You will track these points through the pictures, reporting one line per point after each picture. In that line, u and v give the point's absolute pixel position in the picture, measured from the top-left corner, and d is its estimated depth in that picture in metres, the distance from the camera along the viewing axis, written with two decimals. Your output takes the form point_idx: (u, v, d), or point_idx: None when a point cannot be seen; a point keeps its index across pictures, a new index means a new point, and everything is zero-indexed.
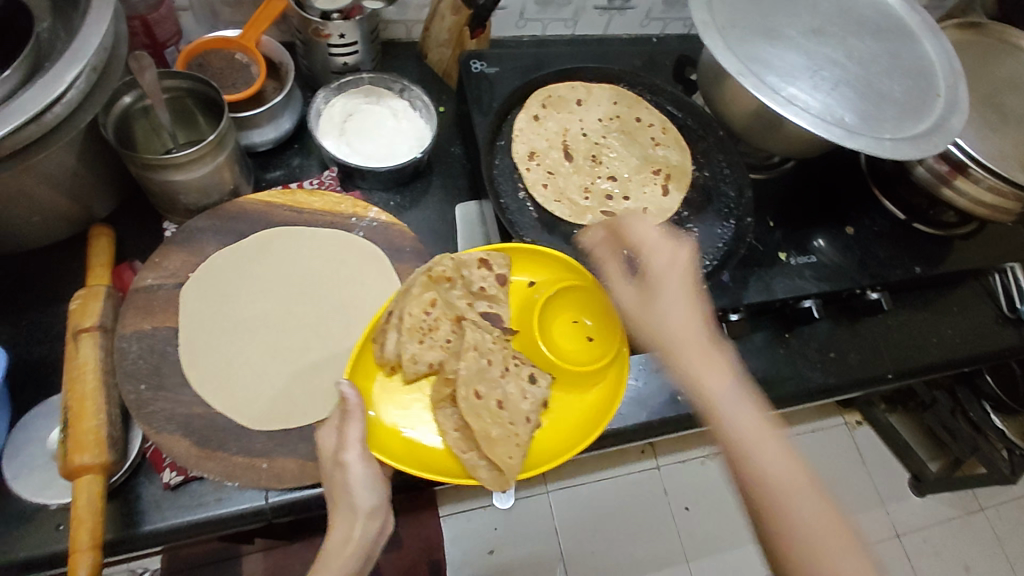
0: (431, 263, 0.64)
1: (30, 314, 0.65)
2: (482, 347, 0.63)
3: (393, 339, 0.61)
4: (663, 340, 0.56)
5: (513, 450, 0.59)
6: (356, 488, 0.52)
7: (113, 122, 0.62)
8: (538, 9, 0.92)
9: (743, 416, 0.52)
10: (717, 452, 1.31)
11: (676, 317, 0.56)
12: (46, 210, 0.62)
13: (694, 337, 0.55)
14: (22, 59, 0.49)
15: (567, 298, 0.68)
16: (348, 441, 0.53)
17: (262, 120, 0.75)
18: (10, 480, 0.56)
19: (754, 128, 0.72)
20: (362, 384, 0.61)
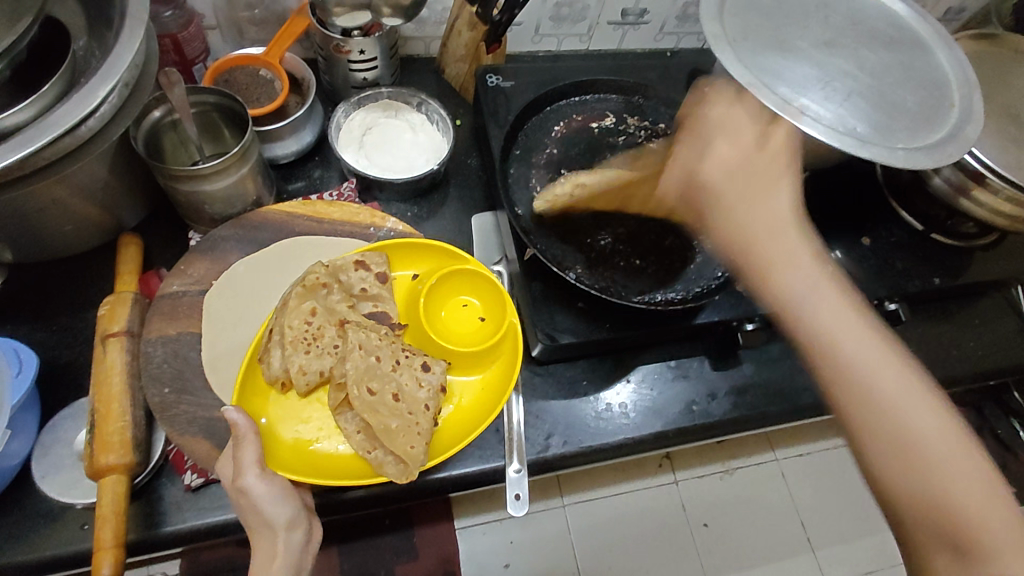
0: (303, 274, 0.66)
1: (61, 319, 0.67)
2: (367, 345, 0.65)
3: (278, 355, 0.62)
4: (746, 244, 0.58)
5: (415, 440, 0.60)
6: (268, 504, 0.52)
7: (143, 135, 0.65)
8: (553, 25, 0.94)
9: (827, 305, 0.55)
10: (736, 468, 1.29)
11: (755, 212, 0.59)
12: (79, 219, 0.65)
13: (781, 237, 0.58)
14: (60, 75, 0.51)
15: (451, 283, 0.71)
16: (244, 465, 0.52)
17: (284, 133, 0.77)
18: (38, 479, 0.58)
19: None
20: (253, 402, 0.62)
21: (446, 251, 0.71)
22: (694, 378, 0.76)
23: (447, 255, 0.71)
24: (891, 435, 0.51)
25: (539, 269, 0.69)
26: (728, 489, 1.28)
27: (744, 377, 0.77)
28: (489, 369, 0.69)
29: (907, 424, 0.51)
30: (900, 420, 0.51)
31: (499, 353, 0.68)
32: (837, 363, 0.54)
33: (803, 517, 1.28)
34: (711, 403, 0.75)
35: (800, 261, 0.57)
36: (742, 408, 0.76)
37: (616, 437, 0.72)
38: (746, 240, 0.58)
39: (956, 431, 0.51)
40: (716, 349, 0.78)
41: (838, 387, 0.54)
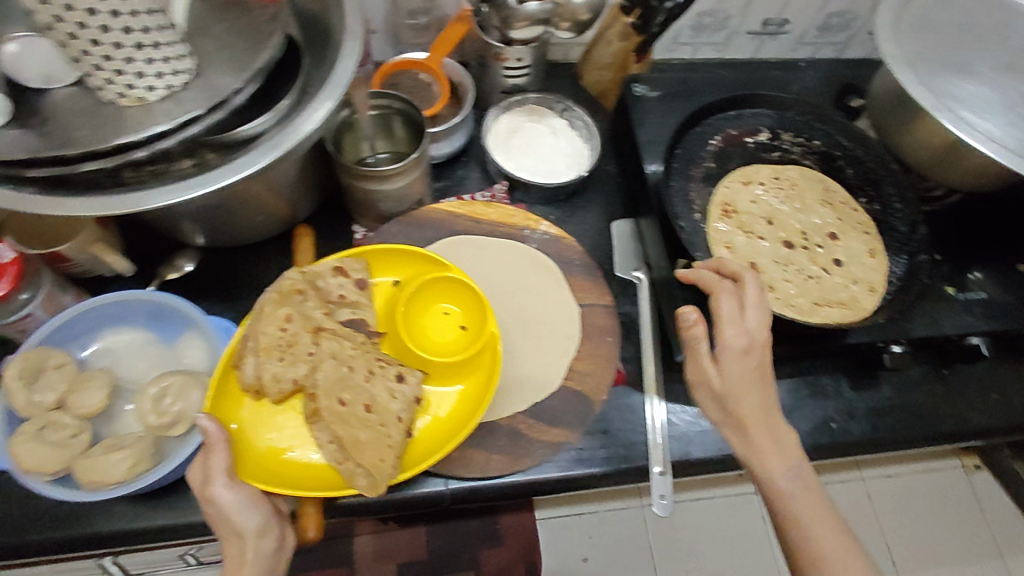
0: (280, 279, 0.63)
1: (245, 301, 0.73)
2: (341, 355, 0.62)
3: (252, 363, 0.58)
4: (732, 415, 0.59)
5: (386, 454, 0.58)
6: (235, 511, 0.52)
7: (332, 136, 0.70)
8: (692, 34, 0.95)
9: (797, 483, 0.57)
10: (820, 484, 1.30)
11: (747, 397, 0.59)
12: (267, 210, 0.71)
13: (772, 431, 0.58)
14: (293, 94, 0.57)
15: (432, 291, 0.69)
16: (212, 471, 0.52)
17: (441, 136, 0.81)
18: None
19: (930, 162, 0.73)
20: (223, 408, 0.60)
21: (425, 256, 0.69)
22: (832, 396, 0.77)
23: (428, 262, 0.69)
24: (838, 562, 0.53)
25: (693, 280, 0.71)
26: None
27: (883, 399, 0.77)
28: (466, 384, 0.67)
29: (832, 557, 0.54)
30: (821, 545, 0.54)
31: (478, 364, 0.67)
32: (784, 495, 0.56)
33: (888, 539, 1.28)
34: (849, 422, 0.76)
35: (784, 455, 0.58)
36: (881, 430, 0.76)
37: None
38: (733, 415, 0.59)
39: None
40: (856, 369, 0.78)
41: (794, 539, 0.55)
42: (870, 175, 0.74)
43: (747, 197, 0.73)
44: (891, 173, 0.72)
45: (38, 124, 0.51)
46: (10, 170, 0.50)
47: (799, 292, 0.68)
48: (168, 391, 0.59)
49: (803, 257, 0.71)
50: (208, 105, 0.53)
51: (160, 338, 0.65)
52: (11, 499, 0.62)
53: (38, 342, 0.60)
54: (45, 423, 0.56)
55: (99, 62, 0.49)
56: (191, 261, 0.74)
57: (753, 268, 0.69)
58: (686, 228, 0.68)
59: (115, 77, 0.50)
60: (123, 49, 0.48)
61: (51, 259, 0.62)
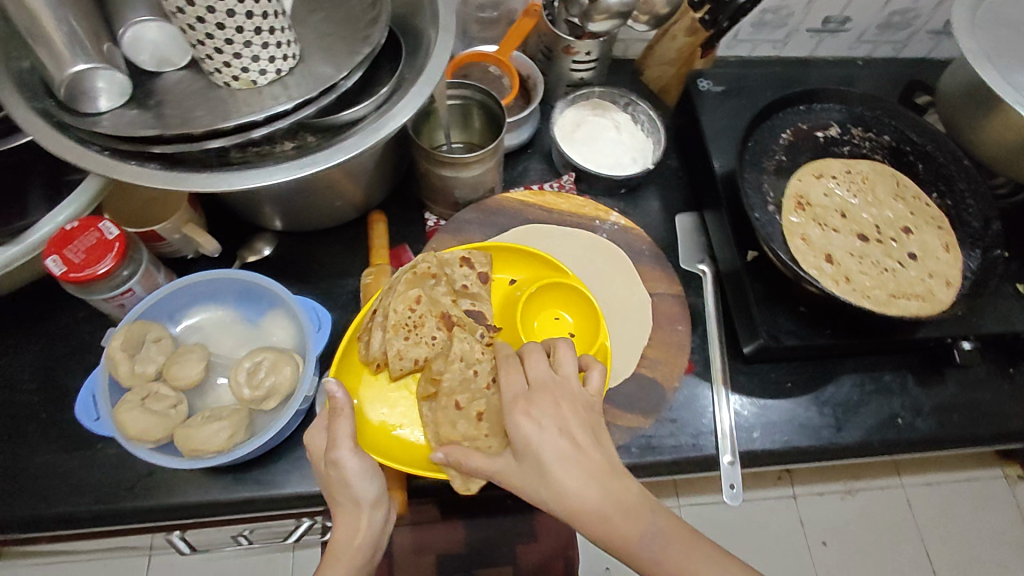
0: (415, 262, 0.68)
1: (321, 284, 0.75)
2: (468, 353, 0.63)
3: (379, 337, 0.64)
4: (571, 515, 0.51)
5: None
6: (356, 480, 0.54)
7: (412, 123, 0.72)
8: (752, 31, 0.96)
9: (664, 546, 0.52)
10: (858, 489, 1.29)
11: (575, 487, 0.50)
12: (346, 196, 0.73)
13: (618, 504, 0.51)
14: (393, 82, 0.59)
15: (549, 295, 0.70)
16: (339, 437, 0.54)
17: (510, 127, 0.83)
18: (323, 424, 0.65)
19: (1004, 158, 0.73)
20: (349, 378, 0.66)
21: (549, 260, 0.71)
22: (898, 392, 0.77)
23: (546, 264, 0.71)
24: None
25: (765, 271, 0.71)
26: (847, 508, 1.28)
27: (949, 396, 0.77)
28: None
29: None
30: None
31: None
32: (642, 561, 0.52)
33: (929, 547, 1.26)
34: (916, 418, 0.76)
35: (638, 520, 0.52)
36: (947, 427, 0.76)
37: (818, 442, 0.74)
38: (576, 512, 0.51)
39: None
40: (921, 365, 0.78)
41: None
42: (941, 171, 0.74)
43: (820, 190, 0.73)
44: (962, 170, 0.73)
45: (152, 105, 0.54)
46: (131, 147, 0.52)
47: (875, 284, 0.69)
48: (261, 365, 0.60)
49: (877, 250, 0.72)
50: (318, 89, 0.55)
51: (246, 316, 0.67)
52: (104, 469, 0.64)
53: (136, 316, 0.62)
54: (147, 394, 0.58)
55: (219, 46, 0.51)
56: (269, 245, 0.76)
57: (828, 259, 0.69)
58: (759, 219, 0.69)
59: (232, 60, 0.52)
60: (243, 33, 0.50)
61: (148, 237, 0.66)
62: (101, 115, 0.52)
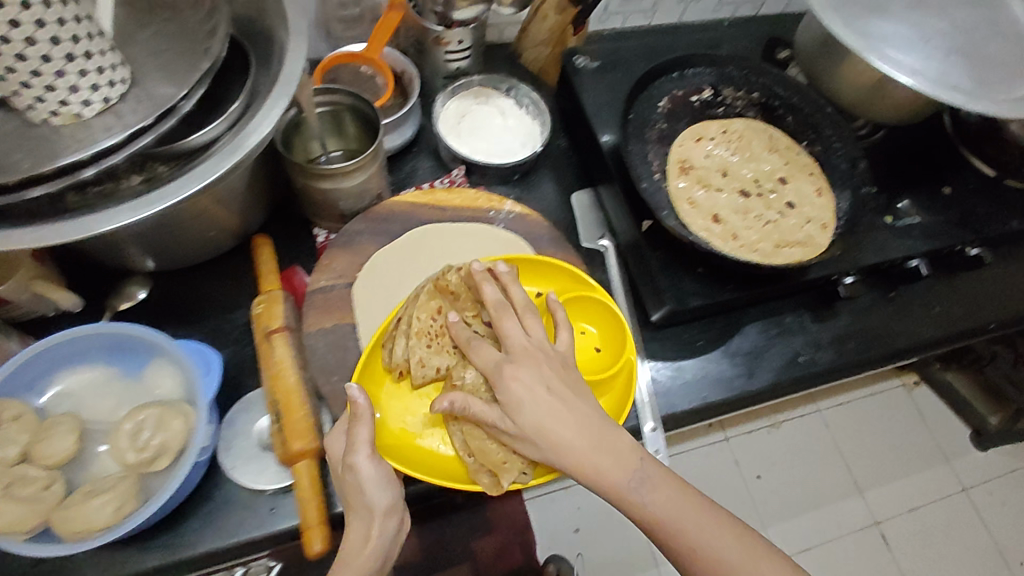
0: (440, 272, 0.67)
1: (210, 320, 0.70)
2: (496, 354, 0.65)
3: (402, 345, 0.63)
4: (562, 460, 0.56)
5: (511, 460, 0.60)
6: (371, 487, 0.52)
7: (281, 137, 0.68)
8: (621, 3, 0.97)
9: (661, 496, 0.55)
10: (782, 420, 1.39)
11: (565, 436, 0.56)
12: (220, 223, 0.68)
13: (608, 450, 0.56)
14: (244, 96, 0.54)
15: (581, 310, 0.72)
16: (357, 443, 0.53)
17: (391, 128, 0.79)
18: (228, 470, 0.61)
19: (861, 99, 0.77)
20: (372, 389, 0.64)
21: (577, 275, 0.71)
22: (798, 332, 0.81)
23: (577, 279, 0.71)
24: (727, 565, 0.53)
25: (660, 237, 0.72)
26: (774, 444, 1.37)
27: (842, 327, 0.82)
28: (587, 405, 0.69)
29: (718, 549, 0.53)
30: (705, 545, 0.53)
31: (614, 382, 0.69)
32: (627, 500, 0.55)
33: (849, 462, 1.37)
34: (816, 352, 0.80)
35: (626, 466, 0.56)
36: (843, 356, 0.81)
37: (733, 391, 0.77)
38: (563, 454, 0.56)
39: None
40: (813, 302, 0.83)
41: (665, 535, 0.54)
42: (809, 120, 0.78)
43: (700, 152, 0.76)
44: (826, 116, 0.76)
45: None
46: None
47: (759, 237, 0.72)
48: (146, 424, 0.55)
49: (759, 204, 0.76)
50: (156, 114, 0.50)
51: (125, 371, 0.61)
52: None
53: None
54: (11, 479, 0.51)
55: (26, 79, 0.44)
56: (143, 287, 0.70)
57: (716, 219, 0.72)
58: (647, 189, 0.70)
59: (44, 94, 0.46)
60: (52, 62, 0.44)
61: None
62: None
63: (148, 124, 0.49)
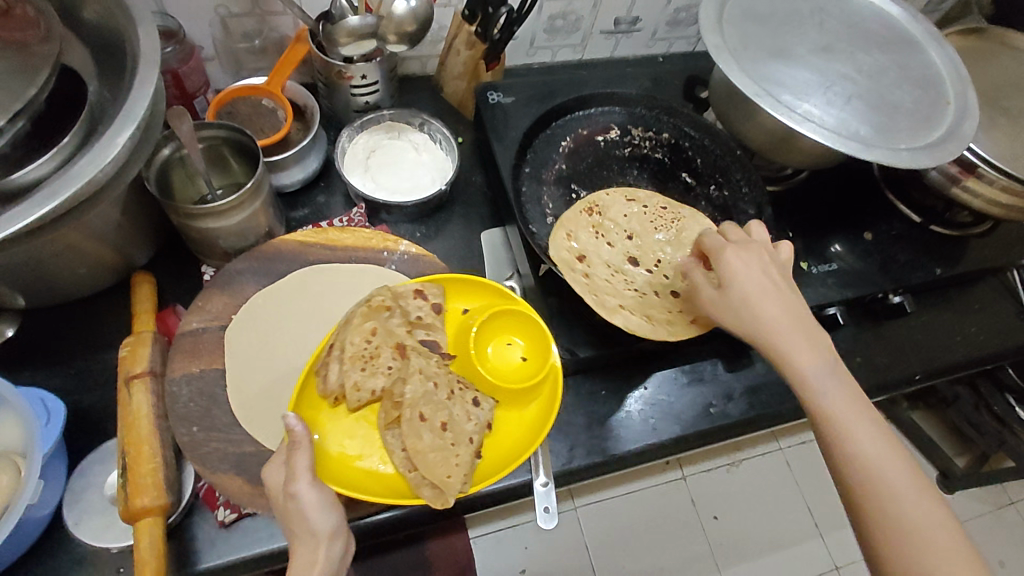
0: (369, 295, 0.65)
1: (79, 362, 0.67)
2: (427, 370, 0.64)
3: (335, 370, 0.60)
4: (757, 333, 0.59)
5: (454, 472, 0.59)
6: (314, 512, 0.50)
7: (155, 173, 0.65)
8: (548, 37, 0.95)
9: (841, 395, 0.55)
10: (741, 459, 1.35)
11: (773, 310, 0.59)
12: (92, 261, 0.65)
13: (805, 336, 0.58)
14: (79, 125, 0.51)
15: (501, 321, 0.67)
16: (296, 470, 0.52)
17: (290, 163, 0.77)
18: (71, 527, 0.57)
19: (771, 146, 0.74)
20: (307, 414, 0.61)
21: (500, 289, 0.68)
22: (709, 381, 0.78)
23: (500, 294, 0.68)
24: (877, 517, 0.50)
25: (556, 283, 0.70)
26: (730, 482, 1.33)
27: (757, 376, 0.79)
28: (518, 416, 0.65)
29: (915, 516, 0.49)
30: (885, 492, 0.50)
31: (541, 388, 0.65)
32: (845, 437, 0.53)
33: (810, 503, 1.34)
34: (728, 404, 0.77)
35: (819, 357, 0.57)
36: (758, 407, 0.77)
37: (637, 444, 0.73)
38: (757, 332, 0.58)
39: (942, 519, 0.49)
40: (729, 350, 0.80)
41: (848, 458, 0.52)
42: (718, 163, 0.76)
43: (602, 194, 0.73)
44: (736, 159, 0.75)
45: None
46: None
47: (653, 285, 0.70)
48: None
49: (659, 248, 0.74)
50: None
51: None
52: None
53: None
54: None
55: None
56: (12, 325, 0.67)
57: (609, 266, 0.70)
58: (536, 232, 0.68)
59: None
60: None
61: None
62: None
63: None
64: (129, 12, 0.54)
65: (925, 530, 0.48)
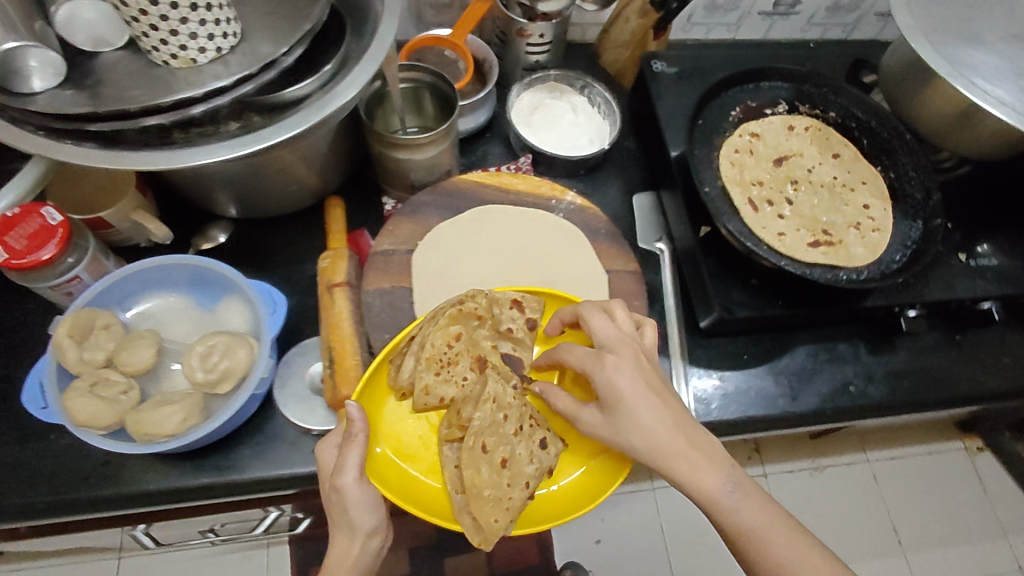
0: (465, 297, 0.67)
1: (281, 269, 0.75)
2: (500, 398, 0.65)
3: (410, 367, 0.64)
4: (648, 449, 0.55)
5: (501, 514, 0.61)
6: (354, 510, 0.55)
7: (364, 107, 0.72)
8: (706, 14, 0.97)
9: (746, 499, 0.53)
10: (826, 466, 1.38)
11: (649, 422, 0.55)
12: (300, 180, 0.73)
13: (691, 441, 0.55)
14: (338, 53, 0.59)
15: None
16: (346, 465, 0.56)
17: (466, 110, 0.83)
18: (280, 406, 0.65)
19: (943, 130, 0.75)
20: (374, 402, 0.66)
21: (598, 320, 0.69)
22: (850, 361, 0.79)
23: None
24: None
25: (717, 246, 0.73)
26: (812, 485, 1.37)
27: (900, 363, 0.79)
28: (581, 471, 0.68)
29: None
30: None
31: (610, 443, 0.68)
32: (758, 538, 0.52)
33: (895, 521, 1.35)
34: (867, 385, 0.78)
35: (717, 467, 0.54)
36: (898, 392, 0.77)
37: (774, 411, 0.75)
38: (645, 452, 0.55)
39: (804, 546, 0.52)
40: (873, 334, 0.80)
41: (753, 555, 0.52)
42: (885, 146, 0.76)
43: (754, 142, 0.76)
44: (904, 144, 0.75)
45: (89, 85, 0.53)
46: (66, 124, 0.51)
47: (791, 231, 0.71)
48: (215, 349, 0.60)
49: (804, 202, 0.75)
50: (260, 65, 0.54)
51: (199, 302, 0.66)
52: (59, 458, 0.63)
53: (86, 301, 0.62)
54: (96, 379, 0.58)
55: (155, 23, 0.50)
56: (224, 232, 0.75)
57: (754, 207, 0.72)
58: (709, 193, 0.70)
59: (168, 37, 0.51)
60: (177, 9, 0.50)
61: (95, 224, 0.65)
62: (36, 95, 0.52)
63: (252, 72, 0.54)
64: None
65: None
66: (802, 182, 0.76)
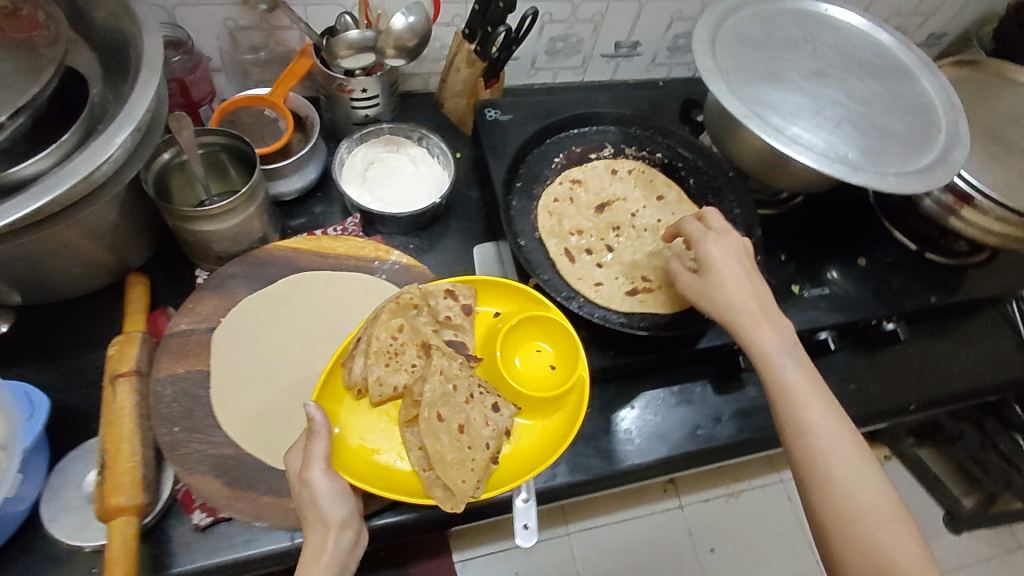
0: (398, 292, 0.64)
1: (70, 360, 0.67)
2: (448, 371, 0.61)
3: (360, 363, 0.59)
4: (727, 314, 0.61)
5: (468, 475, 0.56)
6: (326, 500, 0.50)
7: (153, 177, 0.66)
8: (548, 59, 0.97)
9: (798, 373, 0.58)
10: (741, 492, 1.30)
11: (737, 293, 0.61)
12: (87, 261, 0.66)
13: (773, 321, 0.61)
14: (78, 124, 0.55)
15: (532, 327, 0.65)
16: (312, 458, 0.52)
17: (289, 171, 0.78)
18: (46, 523, 0.57)
19: (760, 168, 0.73)
20: (331, 406, 0.60)
21: (533, 294, 0.66)
22: (698, 402, 0.77)
23: (532, 298, 0.66)
24: (844, 498, 0.52)
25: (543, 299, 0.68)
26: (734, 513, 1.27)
27: (747, 400, 0.77)
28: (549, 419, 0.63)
29: (882, 538, 0.50)
30: (874, 531, 0.50)
31: (569, 400, 0.63)
32: (813, 435, 0.55)
33: None
34: (715, 427, 0.75)
35: (778, 328, 0.61)
36: (747, 431, 0.76)
37: (621, 465, 0.72)
38: (730, 316, 0.61)
39: (849, 436, 0.55)
40: (719, 373, 0.78)
41: (796, 437, 0.55)
42: (710, 183, 0.77)
43: (575, 188, 0.75)
44: (728, 181, 0.76)
45: None
46: None
47: (610, 280, 0.70)
48: None
49: (627, 248, 0.74)
50: None
51: None
52: None
53: None
54: None
55: None
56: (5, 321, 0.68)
57: (571, 256, 0.71)
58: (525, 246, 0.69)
59: None
60: None
61: None
62: None
63: None
64: (139, 22, 0.57)
65: (864, 513, 0.51)
66: (628, 226, 0.76)
